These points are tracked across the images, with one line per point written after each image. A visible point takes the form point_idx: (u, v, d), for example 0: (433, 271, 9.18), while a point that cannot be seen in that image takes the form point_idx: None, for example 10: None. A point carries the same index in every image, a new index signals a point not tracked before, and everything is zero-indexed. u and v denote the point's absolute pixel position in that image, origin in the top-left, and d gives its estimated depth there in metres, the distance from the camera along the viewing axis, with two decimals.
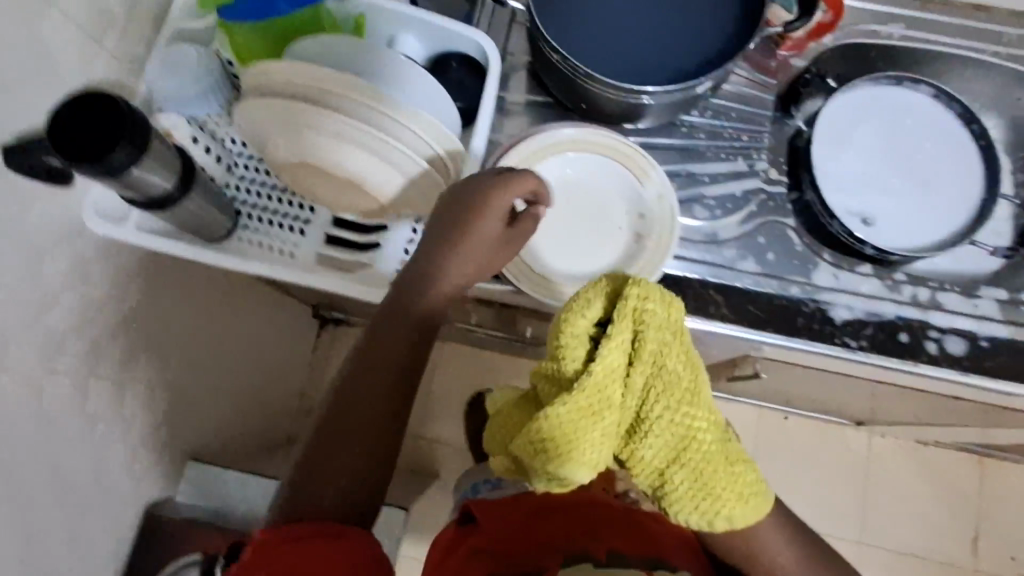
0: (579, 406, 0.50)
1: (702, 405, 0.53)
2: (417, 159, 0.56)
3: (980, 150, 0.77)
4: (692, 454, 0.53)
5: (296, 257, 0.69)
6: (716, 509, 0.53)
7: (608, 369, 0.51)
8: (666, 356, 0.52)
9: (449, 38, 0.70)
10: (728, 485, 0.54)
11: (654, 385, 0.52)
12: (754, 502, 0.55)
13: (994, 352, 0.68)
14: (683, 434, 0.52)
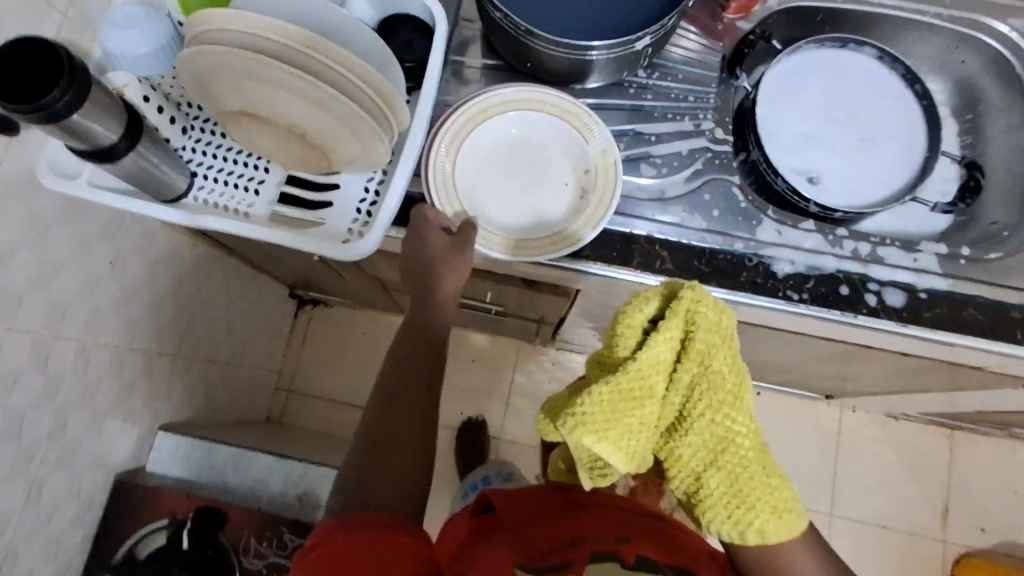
0: (622, 389, 0.55)
1: (742, 410, 0.58)
2: (356, 107, 0.57)
3: (922, 110, 0.80)
4: (727, 458, 0.57)
5: (250, 216, 0.71)
6: (745, 516, 0.57)
7: (655, 361, 0.56)
8: (712, 358, 0.57)
9: (398, 0, 0.72)
10: (763, 497, 0.57)
11: (700, 384, 0.57)
12: (788, 519, 0.57)
13: (932, 304, 0.70)
14: (719, 438, 0.57)
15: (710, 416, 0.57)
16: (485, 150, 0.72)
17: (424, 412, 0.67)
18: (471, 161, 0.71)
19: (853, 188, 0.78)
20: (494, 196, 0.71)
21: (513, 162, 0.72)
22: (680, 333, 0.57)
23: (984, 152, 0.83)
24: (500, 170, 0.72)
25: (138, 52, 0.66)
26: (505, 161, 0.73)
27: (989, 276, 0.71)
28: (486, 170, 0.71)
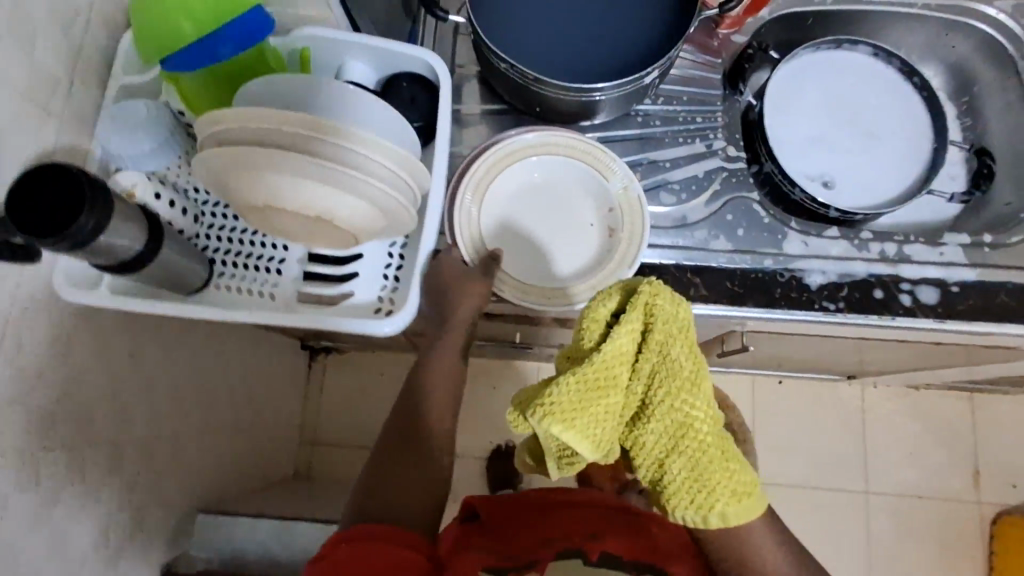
0: (584, 380, 0.55)
1: (701, 396, 0.56)
2: (387, 191, 0.57)
3: (923, 101, 0.81)
4: (687, 445, 0.56)
5: (276, 297, 0.69)
6: (707, 500, 0.56)
7: (618, 353, 0.55)
8: (670, 347, 0.56)
9: (396, 60, 0.71)
10: (722, 482, 0.57)
11: (661, 372, 0.56)
12: (746, 501, 0.57)
13: (965, 296, 0.71)
14: (680, 424, 0.56)
15: (671, 404, 0.55)
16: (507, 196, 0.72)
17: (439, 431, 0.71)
18: (495, 209, 0.72)
19: (867, 187, 0.79)
20: (519, 243, 0.72)
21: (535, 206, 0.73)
22: (639, 325, 0.56)
23: (987, 132, 0.84)
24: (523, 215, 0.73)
25: (142, 150, 0.66)
26: (528, 205, 0.73)
27: (1016, 260, 0.72)
28: (509, 215, 0.72)
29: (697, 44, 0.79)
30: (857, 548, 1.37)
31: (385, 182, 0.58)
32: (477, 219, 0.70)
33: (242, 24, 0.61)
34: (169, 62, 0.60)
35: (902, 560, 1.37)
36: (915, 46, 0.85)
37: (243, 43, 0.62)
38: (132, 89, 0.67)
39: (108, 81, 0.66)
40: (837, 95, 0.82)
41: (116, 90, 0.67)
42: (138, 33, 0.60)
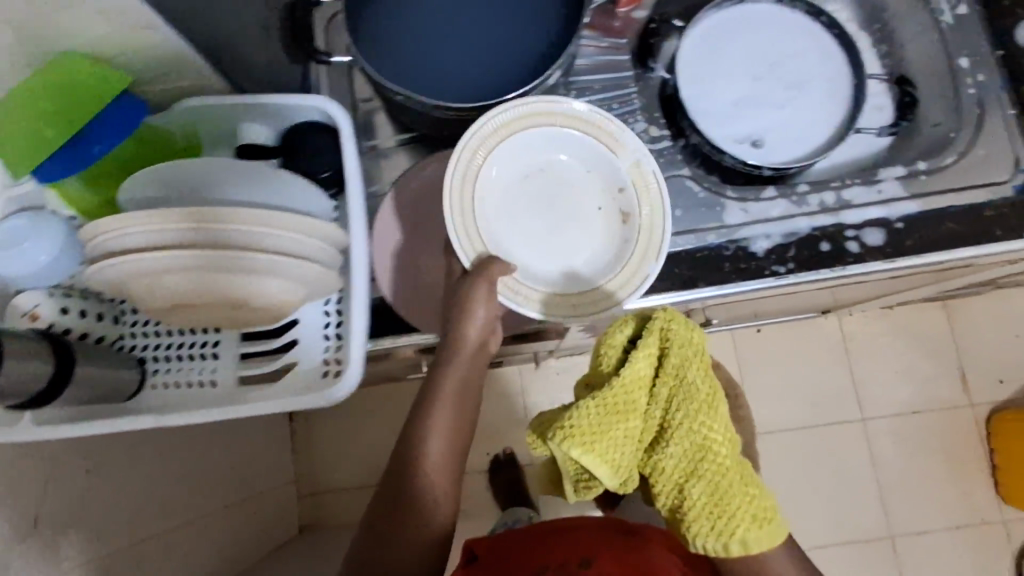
0: (606, 403, 0.57)
1: (719, 419, 0.57)
2: (298, 260, 0.54)
3: (836, 39, 0.79)
4: (705, 468, 0.56)
5: (216, 385, 0.66)
6: (727, 524, 0.56)
7: (636, 377, 0.58)
8: (688, 370, 0.58)
9: (289, 113, 0.67)
10: (741, 506, 0.56)
11: (678, 394, 0.58)
12: (768, 528, 0.56)
13: (911, 230, 0.69)
14: (701, 446, 0.57)
15: (690, 424, 0.57)
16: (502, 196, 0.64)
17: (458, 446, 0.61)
18: (490, 200, 0.64)
19: (797, 138, 0.77)
20: (529, 245, 0.66)
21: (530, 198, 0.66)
22: (656, 348, 0.59)
23: (903, 54, 0.82)
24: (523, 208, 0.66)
25: (39, 264, 0.60)
26: (523, 200, 0.67)
27: (952, 183, 0.71)
28: (500, 208, 0.65)
29: (597, 25, 0.76)
30: (866, 475, 1.39)
31: (297, 255, 0.55)
32: (473, 218, 0.61)
33: (114, 115, 0.58)
34: (43, 171, 0.57)
35: (909, 477, 1.39)
36: None
37: (117, 134, 0.59)
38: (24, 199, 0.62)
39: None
40: (751, 49, 0.79)
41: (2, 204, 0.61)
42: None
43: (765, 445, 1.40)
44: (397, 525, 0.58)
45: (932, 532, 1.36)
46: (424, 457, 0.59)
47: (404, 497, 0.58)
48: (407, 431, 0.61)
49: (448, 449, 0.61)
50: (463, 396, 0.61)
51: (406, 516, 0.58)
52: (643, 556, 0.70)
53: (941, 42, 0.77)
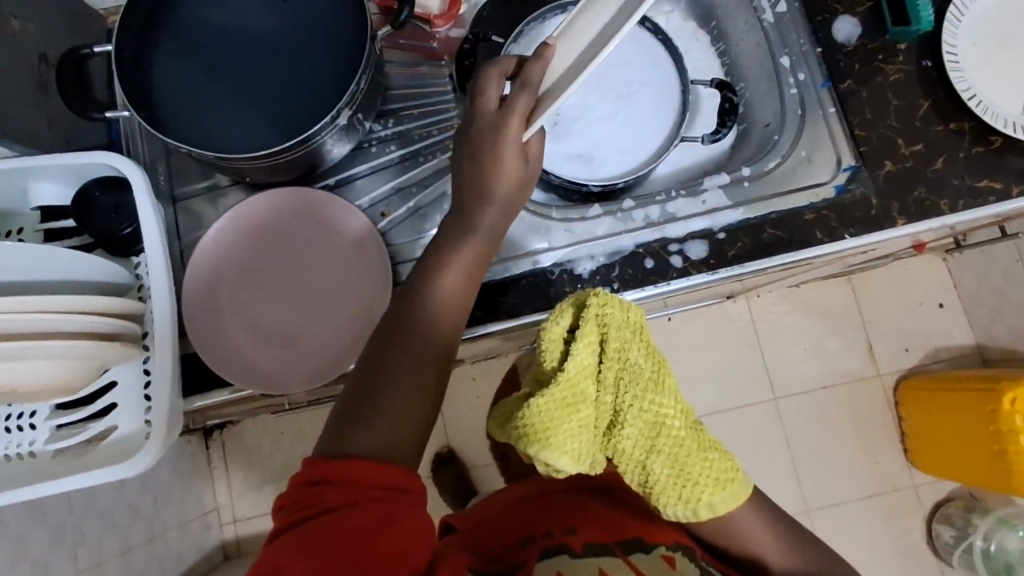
0: (556, 399, 0.57)
1: (666, 393, 0.60)
2: (84, 342, 0.56)
3: (663, 45, 0.77)
4: (659, 443, 0.59)
5: (36, 456, 0.64)
6: (689, 494, 0.58)
7: (581, 368, 0.58)
8: (629, 351, 0.59)
9: (80, 170, 0.65)
10: (704, 472, 0.59)
11: (623, 378, 0.59)
12: (732, 487, 0.59)
13: (733, 240, 0.69)
14: (654, 423, 0.59)
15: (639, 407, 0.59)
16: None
17: (443, 335, 0.55)
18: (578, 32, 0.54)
19: (628, 149, 0.76)
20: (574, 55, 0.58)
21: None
22: (596, 336, 0.58)
23: (737, 51, 0.82)
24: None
25: None
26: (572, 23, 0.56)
27: (773, 188, 0.71)
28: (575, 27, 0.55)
29: (414, 48, 0.75)
30: (781, 453, 1.42)
31: (66, 333, 0.56)
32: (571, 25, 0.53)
33: None
34: None
35: (821, 450, 1.42)
36: None
37: None
38: None
39: None
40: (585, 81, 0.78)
41: None
42: None
43: None
44: (380, 407, 0.51)
45: (846, 504, 1.40)
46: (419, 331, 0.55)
47: (362, 395, 0.52)
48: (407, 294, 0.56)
49: (451, 321, 0.56)
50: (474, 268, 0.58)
51: (395, 385, 0.52)
52: (614, 515, 0.72)
53: (766, 41, 0.76)
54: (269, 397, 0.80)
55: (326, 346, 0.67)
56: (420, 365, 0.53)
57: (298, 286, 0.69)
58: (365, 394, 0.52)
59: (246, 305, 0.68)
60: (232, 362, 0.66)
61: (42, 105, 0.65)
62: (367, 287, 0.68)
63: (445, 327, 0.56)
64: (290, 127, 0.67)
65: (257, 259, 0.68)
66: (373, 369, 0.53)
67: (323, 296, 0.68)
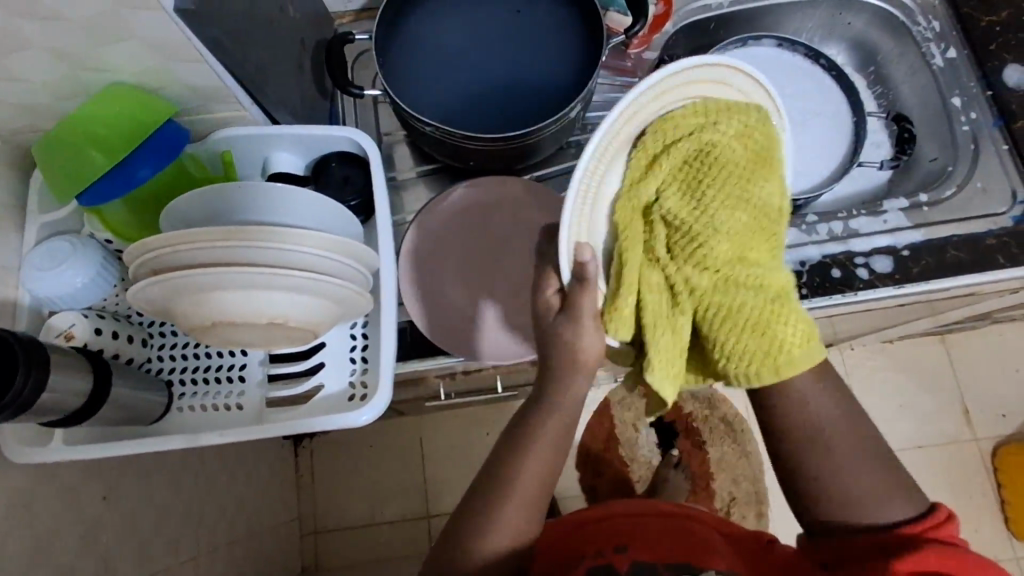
0: (723, 255, 0.51)
1: (728, 184, 0.51)
2: (331, 279, 0.56)
3: (835, 80, 0.85)
4: (777, 297, 0.51)
5: (244, 407, 0.67)
6: (780, 345, 0.49)
7: (683, 203, 0.51)
8: (710, 192, 0.51)
9: (322, 143, 0.70)
10: (749, 346, 0.50)
11: (696, 161, 0.51)
12: (802, 358, 0.49)
13: (917, 257, 0.72)
14: (739, 195, 0.51)
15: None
16: None
17: (538, 479, 0.58)
18: None
19: (804, 169, 0.83)
20: None
21: None
22: (676, 167, 0.52)
23: (898, 91, 0.88)
24: None
25: (74, 287, 0.62)
26: None
27: (953, 214, 0.75)
28: None
29: (611, 65, 0.82)
30: None
31: (336, 274, 0.57)
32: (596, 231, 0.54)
33: (160, 143, 0.60)
34: (86, 195, 0.57)
35: None
36: (815, 28, 0.90)
37: (161, 163, 0.60)
38: (54, 225, 0.65)
39: (27, 221, 0.63)
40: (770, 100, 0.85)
41: (35, 231, 0.64)
42: (49, 174, 0.58)
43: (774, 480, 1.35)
44: (468, 544, 0.56)
45: None
46: (507, 486, 0.57)
47: (460, 525, 0.57)
48: (507, 436, 0.60)
49: (542, 471, 0.57)
50: (561, 432, 0.58)
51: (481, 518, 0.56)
52: (664, 529, 0.69)
53: (935, 82, 0.82)
54: (438, 381, 0.82)
55: (498, 325, 0.71)
56: (508, 511, 0.56)
57: (458, 262, 0.73)
58: (461, 520, 0.57)
59: (419, 301, 0.71)
60: (438, 323, 0.70)
61: (298, 81, 0.72)
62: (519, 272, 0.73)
63: (537, 467, 0.58)
64: (511, 120, 0.70)
65: (422, 248, 0.73)
66: (472, 510, 0.57)
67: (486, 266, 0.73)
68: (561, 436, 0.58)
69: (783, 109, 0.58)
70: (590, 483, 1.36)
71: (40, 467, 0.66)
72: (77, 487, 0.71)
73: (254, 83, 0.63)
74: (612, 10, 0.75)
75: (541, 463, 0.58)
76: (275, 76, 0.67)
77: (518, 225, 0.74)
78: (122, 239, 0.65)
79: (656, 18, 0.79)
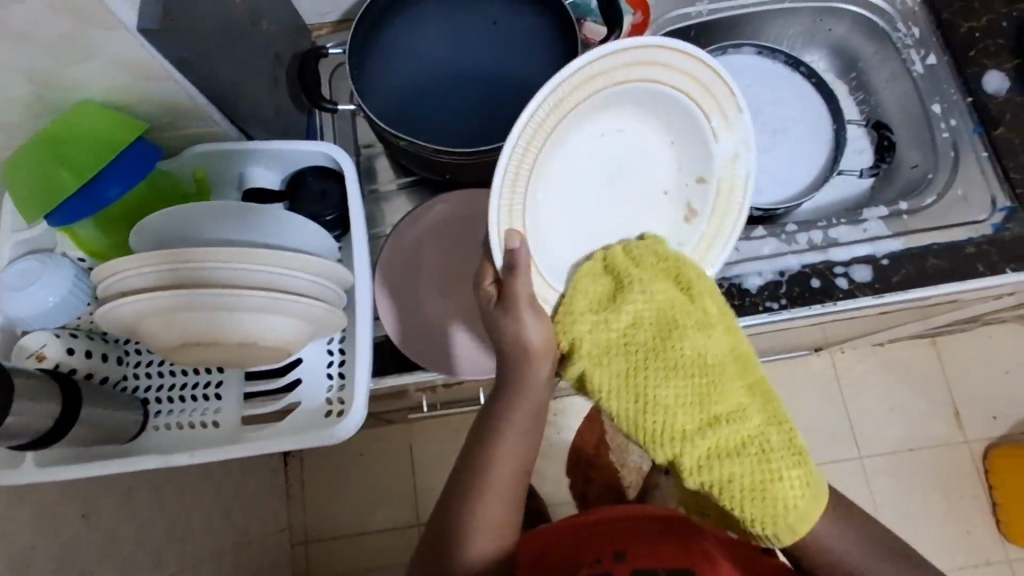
0: (699, 437, 0.52)
1: (670, 368, 0.53)
2: (299, 299, 0.56)
3: (815, 87, 0.84)
4: (761, 452, 0.51)
5: (221, 425, 0.66)
6: (783, 504, 0.50)
7: (638, 405, 0.53)
8: (660, 385, 0.53)
9: (297, 158, 0.70)
10: (764, 510, 0.50)
11: (633, 351, 0.54)
12: (807, 500, 0.50)
13: (897, 266, 0.72)
14: (677, 371, 0.53)
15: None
16: (564, 137, 0.59)
17: (515, 483, 0.57)
18: (575, 175, 0.62)
19: (785, 177, 0.82)
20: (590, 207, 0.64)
21: (601, 121, 0.61)
22: (624, 367, 0.54)
23: (879, 98, 0.88)
24: (581, 177, 0.63)
25: (46, 307, 0.61)
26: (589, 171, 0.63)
27: (932, 222, 0.75)
28: (575, 168, 0.62)
29: None
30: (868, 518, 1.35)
31: (305, 292, 0.57)
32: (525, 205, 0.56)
33: (130, 161, 0.58)
34: (54, 215, 0.56)
35: (914, 519, 1.34)
36: (796, 35, 0.90)
37: (131, 181, 0.59)
38: (26, 244, 0.64)
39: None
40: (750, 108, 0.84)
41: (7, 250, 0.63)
42: (18, 194, 0.57)
43: None
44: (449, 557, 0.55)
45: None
46: (486, 499, 0.57)
47: (444, 536, 0.57)
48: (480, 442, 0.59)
49: (516, 481, 0.57)
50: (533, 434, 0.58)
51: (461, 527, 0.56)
52: (659, 533, 0.69)
53: (916, 89, 0.82)
54: (420, 393, 0.82)
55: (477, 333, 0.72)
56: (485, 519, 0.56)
57: (436, 271, 0.74)
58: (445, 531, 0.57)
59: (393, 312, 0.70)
60: (417, 333, 0.71)
61: (273, 95, 0.71)
62: None
63: (514, 472, 0.57)
64: (487, 132, 0.70)
65: (399, 259, 0.74)
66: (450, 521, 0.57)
67: (464, 273, 0.74)
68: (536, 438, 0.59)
69: (734, 88, 0.58)
70: (580, 489, 1.35)
71: (16, 487, 0.66)
72: (55, 506, 0.70)
73: (226, 98, 0.63)
74: (589, 20, 0.75)
75: (516, 469, 0.58)
76: (248, 90, 0.66)
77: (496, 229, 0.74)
78: (96, 258, 0.65)
79: (635, 27, 0.79)
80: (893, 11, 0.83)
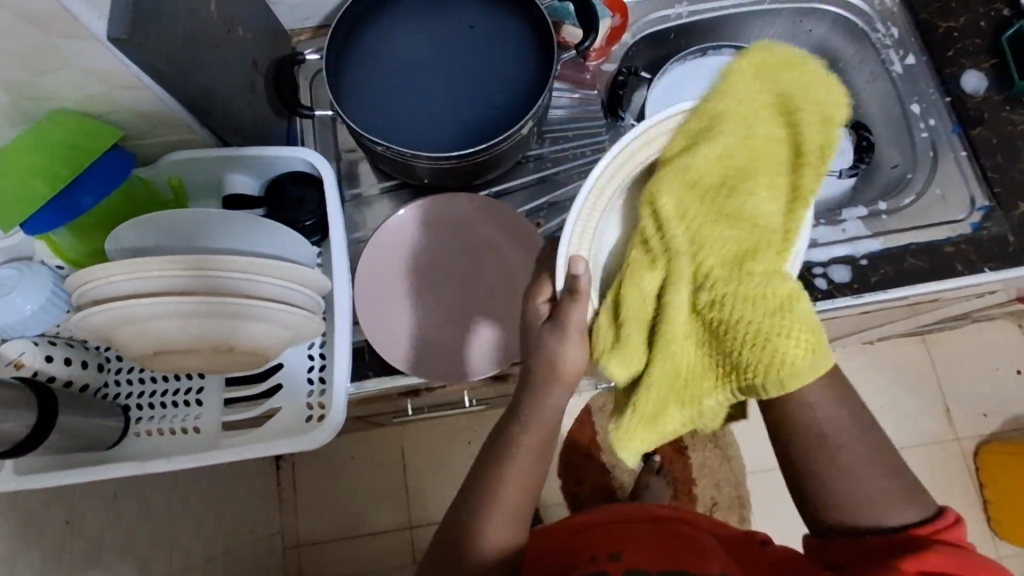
0: (704, 311, 0.46)
1: (699, 234, 0.48)
2: (275, 306, 0.56)
3: None
4: (781, 307, 0.43)
5: (201, 430, 0.67)
6: (787, 358, 0.42)
7: (644, 296, 0.48)
8: (677, 260, 0.48)
9: (275, 164, 0.70)
10: (766, 371, 0.43)
11: (667, 222, 0.49)
12: (817, 356, 0.42)
13: (875, 266, 0.72)
14: (699, 240, 0.48)
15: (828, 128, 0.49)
16: None
17: (521, 495, 0.56)
18: None
19: None
20: None
21: None
22: (646, 251, 0.50)
23: (860, 98, 0.88)
24: None
25: (24, 314, 0.61)
26: None
27: (911, 222, 0.75)
28: None
29: (570, 77, 0.83)
30: None
31: (283, 299, 0.57)
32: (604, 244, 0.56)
33: (101, 170, 0.59)
34: (28, 224, 0.56)
35: None
36: (777, 36, 0.90)
37: (105, 187, 0.59)
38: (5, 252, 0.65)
39: None
40: None
41: None
42: None
43: (755, 484, 1.34)
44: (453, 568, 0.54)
45: None
46: (478, 508, 0.56)
47: (442, 546, 0.56)
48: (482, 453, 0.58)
49: (515, 491, 0.56)
50: (540, 447, 0.56)
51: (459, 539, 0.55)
52: (655, 531, 0.69)
53: (895, 89, 0.82)
54: (403, 398, 0.82)
55: (472, 341, 0.73)
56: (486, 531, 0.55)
57: (437, 276, 0.74)
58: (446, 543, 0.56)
59: (377, 321, 0.71)
60: (413, 340, 0.71)
61: (251, 101, 0.71)
62: (495, 285, 0.74)
63: (515, 485, 0.56)
64: (465, 136, 0.70)
65: (402, 263, 0.74)
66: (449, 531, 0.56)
67: (466, 281, 0.75)
68: (541, 448, 0.57)
69: None
70: (572, 490, 1.35)
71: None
72: (38, 514, 0.70)
73: (202, 105, 0.63)
74: (567, 23, 0.75)
75: (518, 481, 0.56)
76: (225, 98, 0.66)
77: (494, 235, 0.75)
78: (74, 265, 0.65)
79: (613, 30, 0.80)
80: (871, 11, 0.83)
